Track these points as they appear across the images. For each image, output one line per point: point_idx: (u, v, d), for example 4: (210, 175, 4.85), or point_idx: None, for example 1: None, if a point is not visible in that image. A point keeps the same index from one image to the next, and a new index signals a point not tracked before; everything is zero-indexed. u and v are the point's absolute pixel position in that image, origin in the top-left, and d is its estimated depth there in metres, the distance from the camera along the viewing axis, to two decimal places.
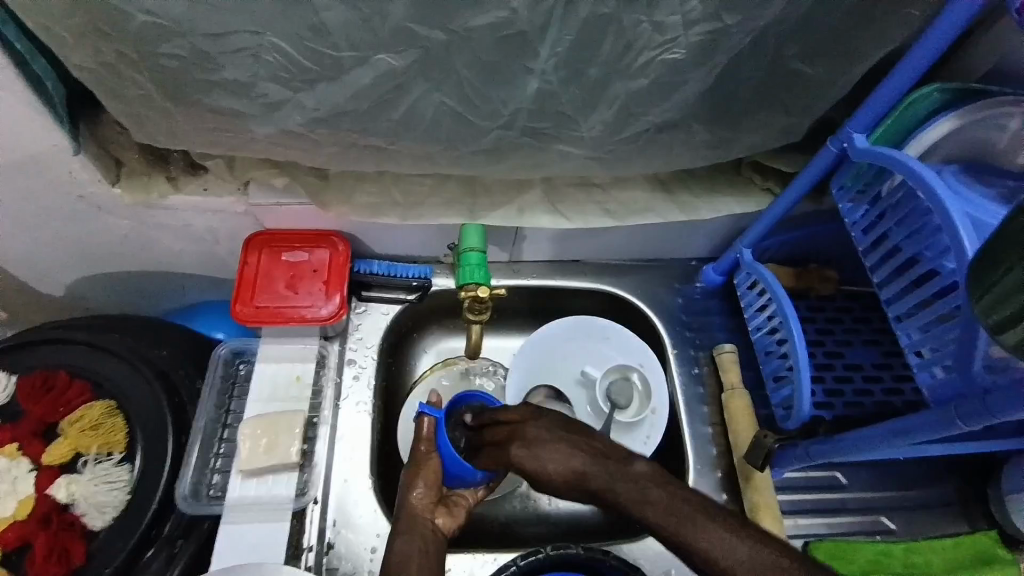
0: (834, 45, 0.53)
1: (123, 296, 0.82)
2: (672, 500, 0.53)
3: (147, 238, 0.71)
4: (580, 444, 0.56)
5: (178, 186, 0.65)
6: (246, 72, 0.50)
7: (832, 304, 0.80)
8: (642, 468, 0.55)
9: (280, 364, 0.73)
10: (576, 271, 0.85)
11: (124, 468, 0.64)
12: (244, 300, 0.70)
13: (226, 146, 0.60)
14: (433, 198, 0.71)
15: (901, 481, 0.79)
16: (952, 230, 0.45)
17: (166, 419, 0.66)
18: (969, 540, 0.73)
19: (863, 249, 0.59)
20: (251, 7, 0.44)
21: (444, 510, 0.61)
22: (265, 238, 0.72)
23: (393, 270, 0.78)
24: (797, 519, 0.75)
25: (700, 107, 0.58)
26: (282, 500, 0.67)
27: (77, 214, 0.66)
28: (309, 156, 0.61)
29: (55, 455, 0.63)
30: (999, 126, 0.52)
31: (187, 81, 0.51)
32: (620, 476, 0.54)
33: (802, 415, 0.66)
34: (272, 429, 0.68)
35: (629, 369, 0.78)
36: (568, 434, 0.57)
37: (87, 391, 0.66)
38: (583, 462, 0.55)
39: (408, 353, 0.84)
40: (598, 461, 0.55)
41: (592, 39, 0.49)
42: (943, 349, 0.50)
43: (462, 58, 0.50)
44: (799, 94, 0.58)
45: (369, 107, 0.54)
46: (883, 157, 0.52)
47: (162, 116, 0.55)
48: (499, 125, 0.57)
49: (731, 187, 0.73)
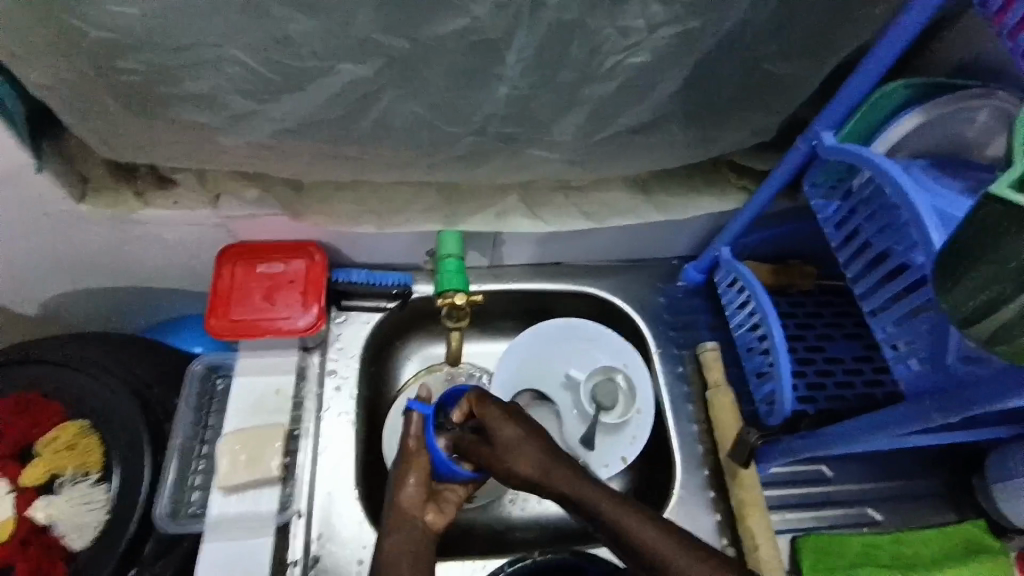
0: (800, 43, 0.53)
1: (100, 313, 0.81)
2: (612, 496, 0.56)
3: (120, 254, 0.70)
4: (534, 441, 0.59)
5: (147, 201, 0.64)
6: (209, 85, 0.49)
7: (812, 299, 0.81)
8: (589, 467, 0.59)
9: (258, 378, 0.72)
10: (558, 273, 0.85)
11: (102, 487, 0.63)
12: (219, 313, 0.70)
13: (196, 159, 0.59)
14: (411, 205, 0.70)
15: (886, 472, 0.79)
16: (919, 223, 0.46)
17: (143, 438, 0.64)
18: (957, 530, 0.73)
19: (836, 244, 0.59)
20: (210, 19, 0.44)
21: (434, 506, 0.60)
22: (240, 250, 0.71)
23: (372, 278, 0.77)
24: (784, 514, 0.76)
25: (672, 108, 0.58)
26: (266, 515, 0.66)
27: (45, 232, 0.65)
28: (282, 166, 0.61)
29: (30, 477, 0.62)
30: (967, 119, 0.53)
31: (149, 95, 0.50)
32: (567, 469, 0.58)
33: (785, 411, 0.66)
34: (252, 443, 0.67)
35: (613, 370, 0.77)
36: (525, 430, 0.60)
37: (61, 411, 0.64)
38: (534, 457, 0.58)
39: (392, 361, 0.84)
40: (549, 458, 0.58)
41: (558, 43, 0.49)
42: (919, 341, 0.50)
43: (429, 65, 0.50)
44: (769, 92, 0.58)
45: (338, 116, 0.53)
46: (850, 154, 0.53)
47: (127, 131, 0.54)
48: (472, 131, 0.57)
49: (708, 185, 0.72)
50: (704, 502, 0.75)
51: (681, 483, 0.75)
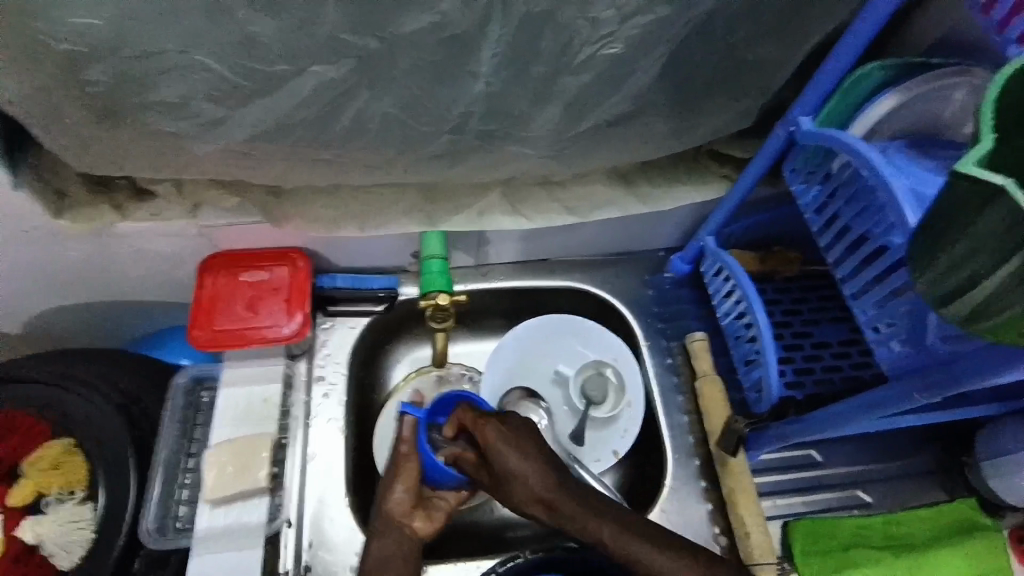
0: (771, 31, 0.54)
1: (80, 329, 0.79)
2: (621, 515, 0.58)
3: (98, 266, 0.69)
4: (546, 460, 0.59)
5: (125, 213, 0.63)
6: (175, 91, 0.48)
7: (797, 285, 0.81)
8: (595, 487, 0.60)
9: (246, 387, 0.71)
10: (544, 270, 0.84)
11: (87, 506, 0.62)
12: (201, 324, 0.69)
13: (169, 168, 0.58)
14: (391, 207, 0.70)
15: (876, 454, 0.80)
16: (896, 206, 0.46)
17: (127, 452, 0.64)
18: (947, 509, 0.74)
19: (816, 229, 0.60)
20: (173, 23, 0.44)
21: (423, 513, 0.61)
22: (222, 259, 0.71)
23: (359, 282, 0.76)
24: (775, 499, 0.76)
25: (648, 100, 0.58)
26: (254, 526, 0.65)
27: (19, 247, 0.63)
28: (256, 173, 0.60)
29: (16, 498, 0.61)
30: (944, 98, 0.52)
31: (116, 104, 0.49)
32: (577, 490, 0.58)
33: (773, 397, 0.67)
34: (240, 454, 0.66)
35: (603, 364, 0.79)
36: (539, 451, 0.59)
37: (48, 429, 0.63)
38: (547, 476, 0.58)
39: (382, 364, 0.83)
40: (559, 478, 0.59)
41: (530, 38, 0.49)
42: (898, 323, 0.50)
43: (400, 64, 0.50)
44: (743, 81, 0.58)
45: (311, 119, 0.53)
46: (828, 139, 0.53)
47: (96, 141, 0.53)
48: (447, 130, 0.57)
49: (689, 175, 0.73)
50: (697, 493, 0.75)
51: (673, 474, 0.76)
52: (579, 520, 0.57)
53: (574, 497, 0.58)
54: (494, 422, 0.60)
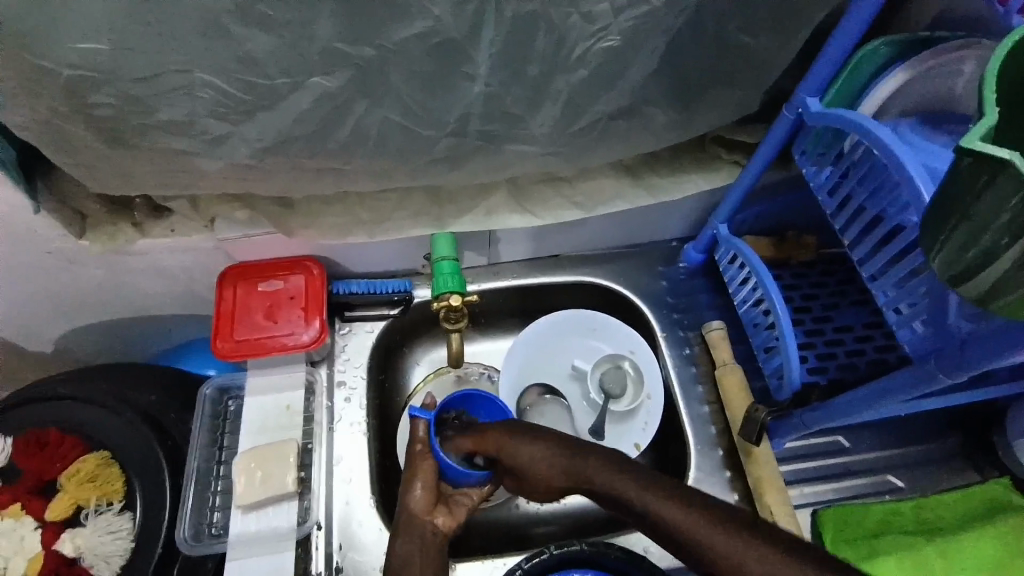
0: (773, 13, 0.52)
1: (111, 346, 0.82)
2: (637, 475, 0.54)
3: (122, 284, 0.71)
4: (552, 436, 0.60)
5: (145, 231, 0.66)
6: (183, 111, 0.50)
7: (815, 269, 0.80)
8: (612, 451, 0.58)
9: (267, 396, 0.73)
10: (556, 266, 0.84)
11: (125, 516, 0.64)
12: (223, 334, 0.71)
13: (182, 186, 0.60)
14: (399, 212, 0.71)
15: (904, 437, 0.78)
16: (909, 184, 0.45)
17: (160, 461, 0.66)
18: (980, 490, 0.72)
19: (830, 212, 0.58)
20: (176, 46, 0.45)
21: (444, 509, 0.63)
22: (238, 271, 0.72)
23: (372, 286, 0.78)
24: (802, 488, 0.75)
25: (649, 91, 0.58)
26: (285, 530, 0.67)
27: (47, 269, 0.66)
28: (266, 186, 0.61)
29: (56, 511, 0.65)
30: (953, 73, 0.50)
31: (128, 126, 0.51)
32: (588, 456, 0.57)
33: (793, 384, 0.65)
34: (266, 461, 0.68)
35: (620, 358, 0.78)
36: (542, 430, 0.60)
37: (81, 444, 0.66)
38: (553, 450, 0.59)
39: (400, 366, 0.84)
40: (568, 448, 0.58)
41: (524, 37, 0.49)
42: (919, 303, 0.49)
43: (397, 72, 0.50)
44: (747, 67, 0.57)
45: (315, 130, 0.54)
46: (836, 120, 0.52)
47: (112, 163, 0.55)
48: (448, 133, 0.57)
49: (698, 164, 0.72)
50: (721, 482, 0.74)
51: (696, 466, 0.75)
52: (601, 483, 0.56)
53: (591, 458, 0.57)
54: (500, 429, 0.61)
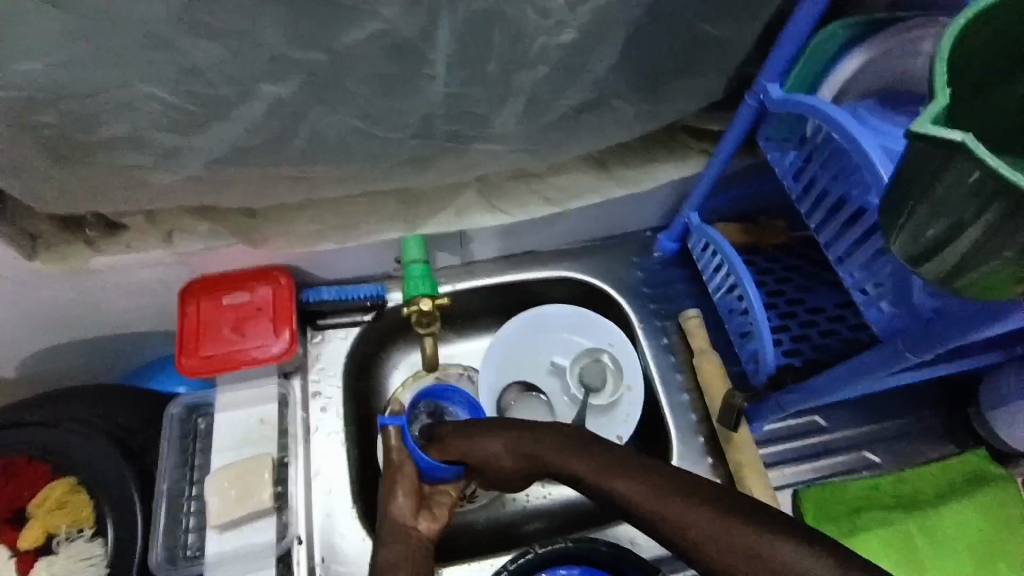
0: (730, 0, 0.52)
1: (77, 368, 0.80)
2: (598, 455, 0.55)
3: (83, 304, 0.68)
4: (513, 424, 0.59)
5: (101, 249, 0.63)
6: (127, 126, 0.48)
7: (788, 253, 0.80)
8: (574, 430, 0.57)
9: (241, 410, 0.71)
10: (531, 262, 0.84)
11: (97, 542, 0.63)
12: (188, 351, 0.69)
13: (136, 202, 0.57)
14: (370, 216, 0.70)
15: (880, 413, 0.79)
16: (871, 168, 0.45)
17: (131, 487, 0.64)
18: (957, 462, 0.74)
19: (796, 196, 0.58)
20: (114, 59, 0.43)
21: (427, 514, 0.62)
22: (204, 284, 0.70)
23: (344, 293, 0.76)
24: (784, 469, 0.76)
25: (614, 83, 0.57)
26: (264, 547, 0.66)
27: (3, 294, 0.64)
28: (225, 198, 0.59)
29: (27, 540, 0.63)
30: (911, 53, 0.50)
31: (73, 144, 0.49)
32: (551, 437, 0.57)
33: (768, 367, 0.66)
34: (240, 478, 0.66)
35: (597, 352, 0.78)
36: (502, 418, 0.60)
37: (48, 472, 0.64)
38: (516, 438, 0.58)
39: (378, 373, 0.83)
40: (530, 432, 0.58)
41: (479, 34, 0.48)
42: (886, 283, 0.50)
43: (352, 76, 0.49)
44: (708, 53, 0.57)
45: (271, 140, 0.52)
46: (797, 103, 0.52)
47: (61, 182, 0.52)
48: (410, 135, 0.56)
49: (666, 153, 0.72)
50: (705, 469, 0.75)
51: (678, 455, 0.75)
52: (563, 462, 0.55)
53: (554, 440, 0.57)
54: (455, 430, 0.61)
